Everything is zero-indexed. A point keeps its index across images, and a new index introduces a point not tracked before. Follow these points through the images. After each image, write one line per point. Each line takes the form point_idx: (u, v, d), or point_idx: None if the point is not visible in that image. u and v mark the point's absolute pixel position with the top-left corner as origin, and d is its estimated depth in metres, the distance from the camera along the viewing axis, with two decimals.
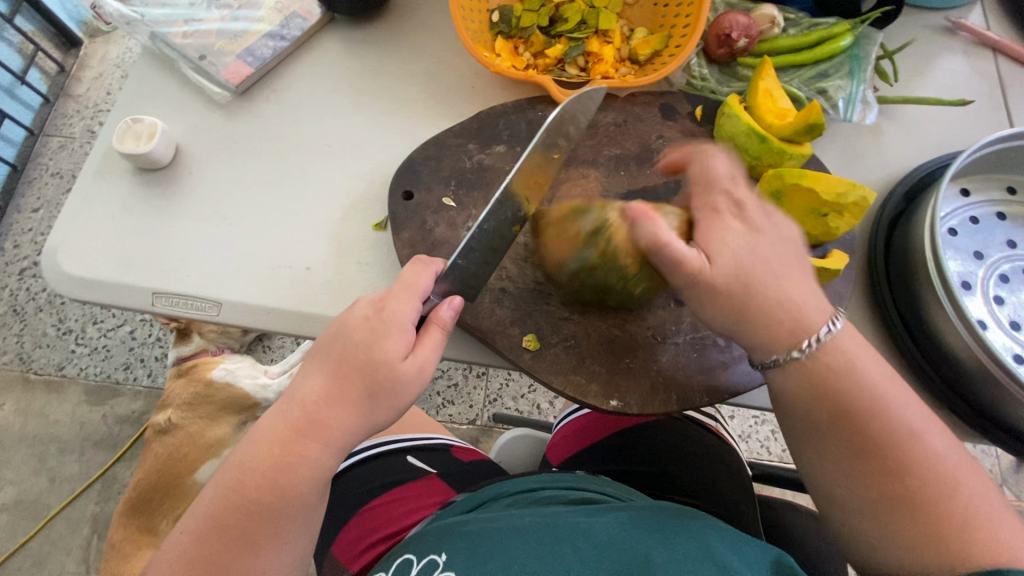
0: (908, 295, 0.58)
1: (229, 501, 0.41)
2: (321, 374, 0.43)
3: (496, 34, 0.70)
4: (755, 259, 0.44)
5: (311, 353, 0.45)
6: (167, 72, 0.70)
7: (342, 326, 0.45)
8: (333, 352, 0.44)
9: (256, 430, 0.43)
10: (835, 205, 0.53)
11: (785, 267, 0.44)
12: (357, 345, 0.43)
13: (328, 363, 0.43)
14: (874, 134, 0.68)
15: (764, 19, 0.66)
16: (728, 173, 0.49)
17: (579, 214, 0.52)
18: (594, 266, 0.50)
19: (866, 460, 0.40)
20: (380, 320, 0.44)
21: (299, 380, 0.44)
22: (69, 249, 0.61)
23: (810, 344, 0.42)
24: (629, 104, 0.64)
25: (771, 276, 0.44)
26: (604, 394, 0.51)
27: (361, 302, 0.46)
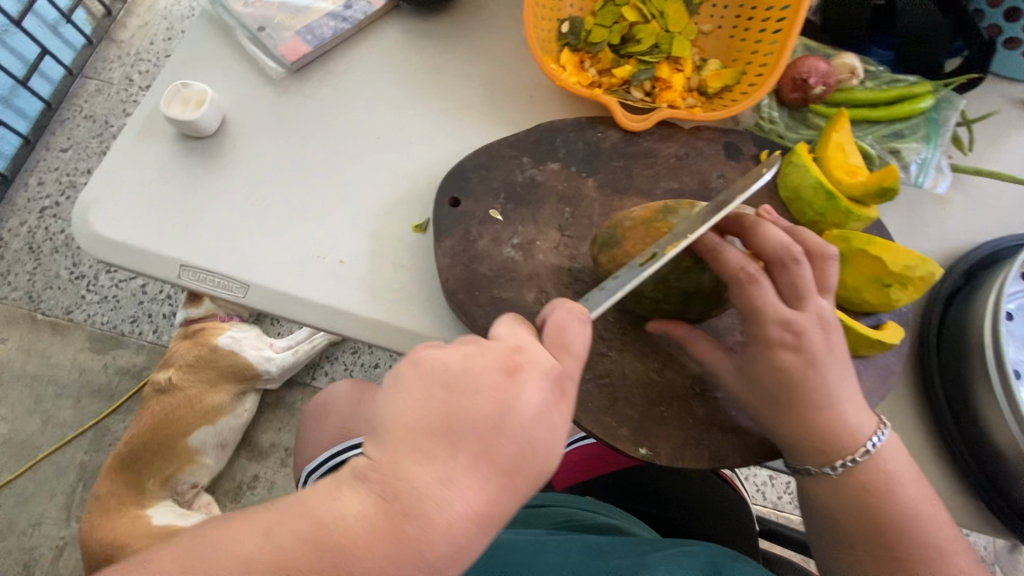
0: (956, 378, 0.56)
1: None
2: (482, 484, 0.28)
3: (563, 45, 0.67)
4: (762, 380, 0.40)
5: (448, 441, 0.28)
6: (222, 37, 0.67)
7: (507, 408, 0.29)
8: (501, 458, 0.28)
9: (342, 533, 0.27)
10: (900, 277, 0.50)
11: (813, 378, 0.39)
12: (539, 452, 0.29)
13: (487, 471, 0.28)
14: (939, 204, 0.65)
15: (844, 69, 0.64)
16: (741, 275, 0.39)
17: (668, 213, 0.44)
18: (687, 270, 0.43)
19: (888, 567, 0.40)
20: (566, 416, 0.31)
21: (432, 484, 0.28)
22: (101, 207, 0.59)
23: (842, 463, 0.40)
24: (693, 137, 0.62)
25: (839, 377, 0.39)
26: (633, 440, 0.48)
27: (521, 387, 0.30)
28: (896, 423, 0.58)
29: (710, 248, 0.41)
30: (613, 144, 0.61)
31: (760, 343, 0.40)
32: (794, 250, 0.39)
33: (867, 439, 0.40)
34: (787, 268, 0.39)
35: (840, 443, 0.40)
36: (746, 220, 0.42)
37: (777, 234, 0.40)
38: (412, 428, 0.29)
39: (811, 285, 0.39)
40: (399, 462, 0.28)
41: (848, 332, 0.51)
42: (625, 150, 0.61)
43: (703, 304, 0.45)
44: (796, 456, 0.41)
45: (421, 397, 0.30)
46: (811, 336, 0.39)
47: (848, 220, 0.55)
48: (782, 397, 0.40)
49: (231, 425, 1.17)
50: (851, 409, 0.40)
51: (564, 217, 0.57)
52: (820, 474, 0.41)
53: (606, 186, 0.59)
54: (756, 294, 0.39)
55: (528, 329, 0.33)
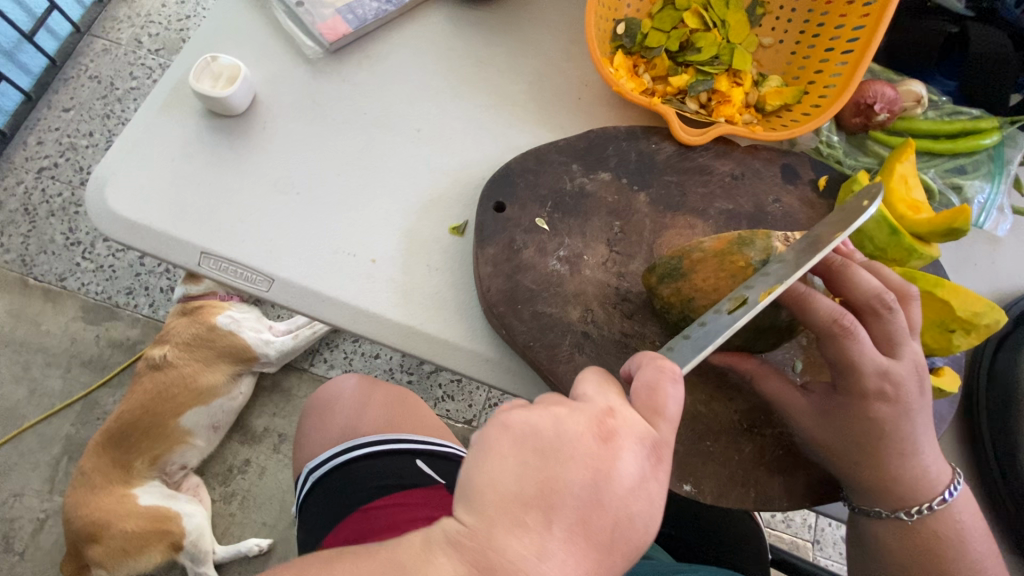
0: (1004, 429, 0.54)
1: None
2: (580, 558, 0.26)
3: (617, 47, 0.64)
4: (847, 430, 0.37)
5: (546, 513, 0.26)
6: (255, 9, 0.63)
7: (603, 477, 0.27)
8: (597, 531, 0.26)
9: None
10: (967, 323, 0.47)
11: (906, 429, 0.35)
12: (633, 527, 0.27)
13: (583, 547, 0.26)
14: (992, 243, 0.64)
15: (909, 96, 0.61)
16: (836, 327, 0.35)
17: (743, 244, 0.42)
18: (763, 304, 0.39)
19: None
20: (660, 486, 0.28)
21: (530, 557, 0.25)
22: (120, 185, 0.55)
23: (918, 509, 0.37)
24: (750, 156, 0.59)
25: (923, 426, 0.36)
26: (678, 475, 0.46)
27: (616, 457, 0.28)
28: None
29: (796, 297, 0.36)
30: (667, 157, 0.58)
31: (850, 391, 0.36)
32: (888, 298, 0.36)
33: (944, 487, 0.37)
34: (879, 316, 0.36)
35: (919, 490, 0.36)
36: (832, 262, 0.38)
37: (867, 278, 0.37)
38: (507, 495, 0.26)
39: (904, 333, 0.36)
40: (495, 534, 0.26)
41: None
42: (679, 164, 0.58)
43: (775, 337, 0.41)
44: (866, 498, 0.38)
45: (516, 463, 0.27)
46: (907, 387, 0.35)
47: (909, 257, 0.53)
48: (869, 450, 0.36)
49: (225, 408, 1.12)
50: (931, 455, 0.36)
51: (613, 231, 0.54)
52: (893, 518, 0.38)
53: (658, 202, 0.56)
54: (849, 347, 0.35)
55: (617, 388, 0.31)
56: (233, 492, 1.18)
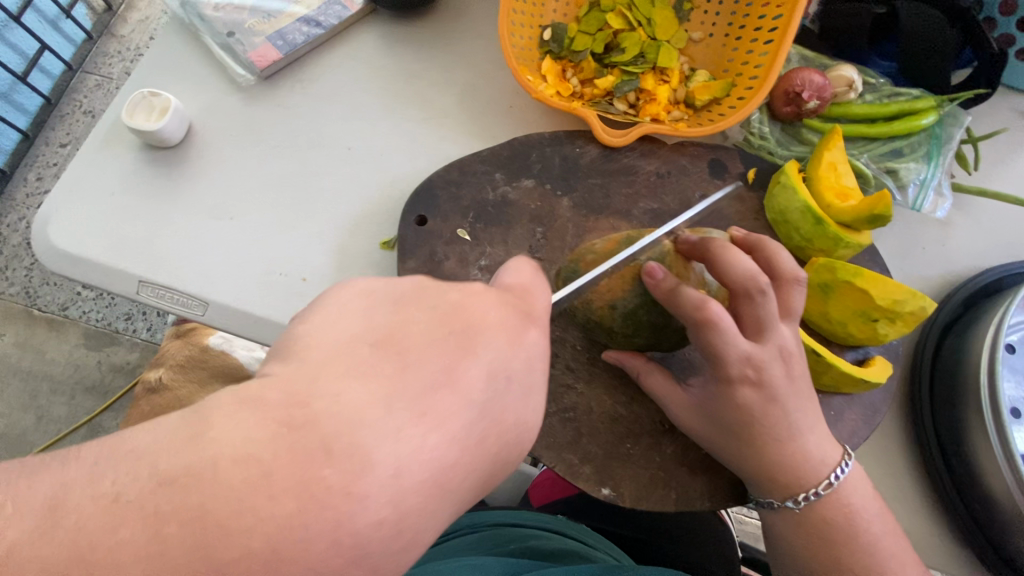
0: (950, 421, 0.52)
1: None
2: (441, 413, 0.23)
3: (545, 53, 0.64)
4: (723, 419, 0.39)
5: (399, 359, 0.23)
6: (191, 42, 0.65)
7: (469, 332, 0.25)
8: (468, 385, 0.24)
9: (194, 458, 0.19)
10: (889, 312, 0.47)
11: (775, 414, 0.37)
12: (512, 391, 0.25)
13: (451, 399, 0.23)
14: (941, 225, 0.62)
15: (841, 81, 0.60)
16: (698, 314, 0.36)
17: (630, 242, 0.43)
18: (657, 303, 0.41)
19: None
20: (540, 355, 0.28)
21: (373, 404, 0.22)
22: (61, 220, 0.57)
23: (805, 496, 0.37)
24: (676, 154, 0.59)
25: (795, 412, 0.37)
26: (597, 479, 0.46)
27: (486, 313, 0.27)
28: (880, 461, 0.54)
29: (665, 291, 0.38)
30: (592, 160, 0.58)
31: (720, 378, 0.38)
32: (762, 281, 0.36)
33: (831, 470, 0.38)
34: (753, 299, 0.36)
35: (804, 477, 0.37)
36: (712, 247, 0.39)
37: (743, 262, 0.37)
38: (350, 344, 0.24)
39: (775, 317, 0.36)
40: (320, 380, 0.22)
41: (831, 369, 0.47)
42: (603, 167, 0.58)
43: (676, 337, 0.43)
44: (758, 489, 0.39)
45: (357, 317, 0.25)
46: (771, 370, 0.36)
47: (836, 246, 0.52)
48: (743, 435, 0.38)
49: None
50: (812, 439, 0.38)
51: (535, 238, 0.55)
52: (783, 507, 0.39)
53: (582, 206, 0.56)
54: (712, 336, 0.36)
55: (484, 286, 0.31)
56: None
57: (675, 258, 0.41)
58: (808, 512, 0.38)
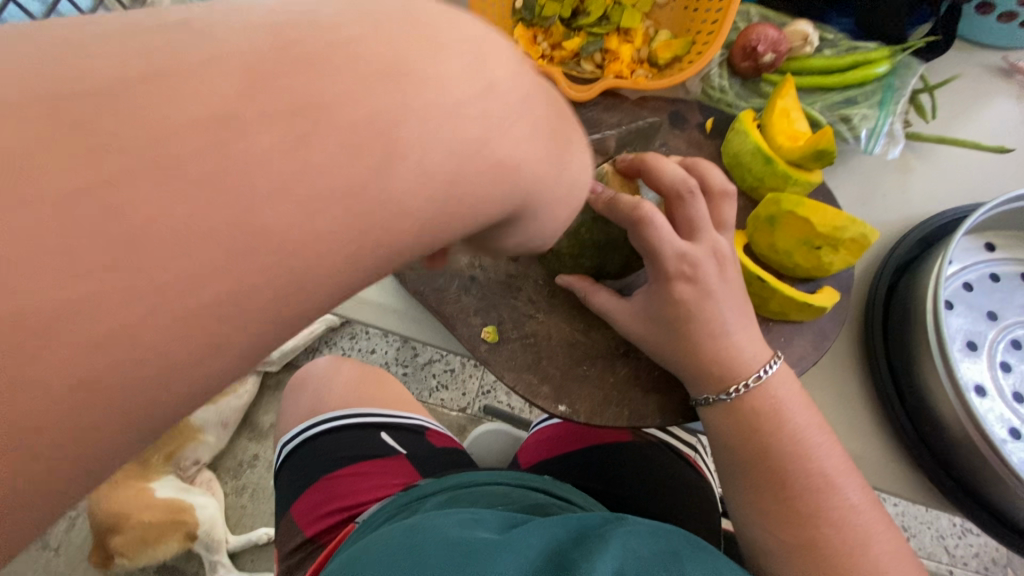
0: (901, 350, 0.54)
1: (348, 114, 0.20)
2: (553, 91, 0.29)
3: (517, 20, 0.68)
4: (659, 321, 0.43)
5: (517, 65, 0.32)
6: None
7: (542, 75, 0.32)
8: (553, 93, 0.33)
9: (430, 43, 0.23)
10: (830, 238, 0.49)
11: (709, 308, 0.41)
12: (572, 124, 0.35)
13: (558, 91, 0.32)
14: (901, 172, 0.64)
15: (796, 36, 0.63)
16: (635, 214, 0.40)
17: None
18: (595, 223, 0.46)
19: (774, 491, 0.40)
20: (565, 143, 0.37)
21: None
22: None
23: (736, 388, 0.42)
24: (637, 106, 0.62)
25: (730, 307, 0.42)
26: (554, 397, 0.49)
27: None
28: (837, 391, 0.56)
29: (604, 203, 0.42)
30: None
31: (660, 275, 0.41)
32: (690, 183, 0.41)
33: (760, 366, 0.42)
34: (684, 200, 0.41)
35: (735, 370, 0.42)
36: (645, 160, 0.43)
37: (672, 169, 0.41)
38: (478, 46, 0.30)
39: (706, 217, 0.41)
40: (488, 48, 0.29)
41: (775, 294, 0.50)
42: None
43: (619, 257, 0.48)
44: (694, 387, 0.44)
45: None
46: (705, 268, 0.41)
47: (786, 183, 0.55)
48: (680, 329, 0.42)
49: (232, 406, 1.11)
50: (742, 340, 0.42)
51: None
52: (717, 401, 0.43)
53: None
54: (650, 234, 0.40)
55: None
56: (244, 484, 1.16)
57: (614, 176, 0.45)
58: (738, 403, 0.42)
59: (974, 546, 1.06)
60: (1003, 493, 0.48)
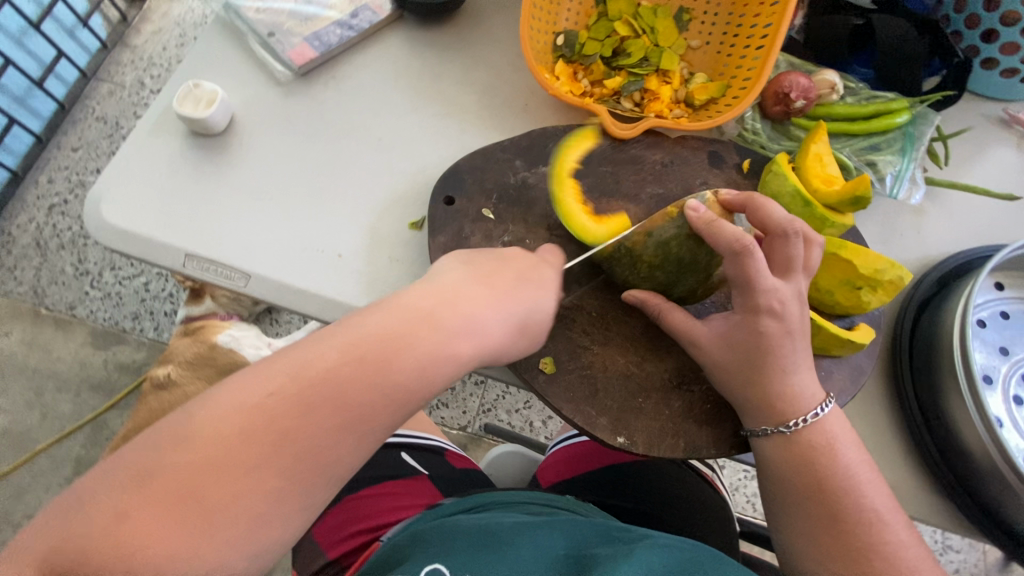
0: (928, 384, 0.57)
1: (360, 356, 0.40)
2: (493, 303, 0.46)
3: (558, 57, 0.70)
4: (736, 351, 0.46)
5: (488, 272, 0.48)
6: (233, 41, 0.71)
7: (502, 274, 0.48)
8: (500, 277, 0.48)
9: (406, 308, 0.43)
10: (870, 280, 0.53)
11: (775, 352, 0.44)
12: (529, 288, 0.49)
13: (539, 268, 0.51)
14: (917, 215, 0.68)
15: (825, 84, 0.67)
16: (738, 241, 0.45)
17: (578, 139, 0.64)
18: (689, 237, 0.50)
19: (836, 526, 0.42)
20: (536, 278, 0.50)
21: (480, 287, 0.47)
22: (112, 198, 0.62)
23: (795, 422, 0.44)
24: (678, 145, 0.65)
25: (804, 345, 0.45)
26: (612, 429, 0.51)
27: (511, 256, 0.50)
28: (867, 422, 0.60)
29: (709, 224, 0.48)
30: (602, 150, 0.64)
31: (749, 311, 0.45)
32: (796, 226, 0.46)
33: (816, 405, 0.45)
34: (789, 239, 0.46)
35: (796, 407, 0.44)
36: (758, 199, 0.49)
37: (782, 213, 0.47)
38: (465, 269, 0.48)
39: (801, 261, 0.46)
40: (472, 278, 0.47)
41: (820, 331, 0.52)
42: (614, 156, 0.64)
43: (695, 279, 0.52)
44: (753, 419, 0.46)
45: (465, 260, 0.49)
46: (790, 308, 0.45)
47: (823, 226, 0.58)
48: (756, 364, 0.45)
49: None
50: (802, 380, 0.45)
51: (553, 218, 0.60)
52: (775, 433, 0.45)
53: (594, 189, 0.62)
54: (751, 263, 0.45)
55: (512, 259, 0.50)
56: None
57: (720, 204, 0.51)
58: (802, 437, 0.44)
59: (957, 562, 1.10)
60: None
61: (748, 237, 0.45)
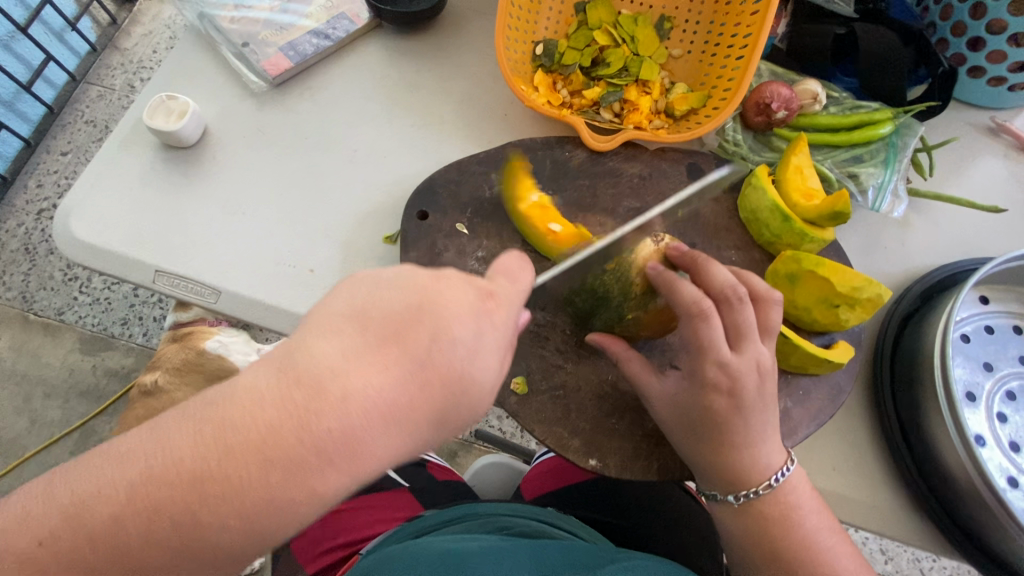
0: (908, 401, 0.56)
1: (192, 476, 0.29)
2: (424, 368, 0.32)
3: (537, 66, 0.69)
4: (690, 416, 0.44)
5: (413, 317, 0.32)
6: (208, 51, 0.70)
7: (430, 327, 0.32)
8: (417, 341, 0.32)
9: (250, 415, 0.29)
10: (848, 298, 0.52)
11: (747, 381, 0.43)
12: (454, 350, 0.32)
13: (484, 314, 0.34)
14: (901, 227, 0.67)
15: (806, 95, 0.66)
16: (696, 307, 0.43)
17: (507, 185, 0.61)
18: (605, 270, 0.50)
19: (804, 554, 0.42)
20: (488, 325, 0.34)
21: (394, 358, 0.31)
22: (81, 213, 0.61)
23: (745, 494, 0.43)
24: (657, 158, 0.64)
25: (762, 423, 0.43)
26: (584, 451, 0.50)
27: (446, 291, 0.34)
28: (847, 439, 0.59)
29: (661, 278, 0.46)
30: (580, 163, 0.63)
31: (699, 381, 0.43)
32: (740, 291, 0.44)
33: (772, 473, 0.43)
34: (733, 306, 0.44)
35: (751, 478, 0.43)
36: (699, 259, 0.47)
37: (726, 276, 0.45)
38: (376, 310, 0.33)
39: (752, 327, 0.43)
40: (390, 333, 0.32)
41: (797, 351, 0.52)
42: (591, 169, 0.63)
43: (608, 314, 0.51)
44: (706, 482, 0.46)
45: (376, 293, 0.33)
46: (747, 381, 0.42)
47: (802, 241, 0.57)
48: (714, 435, 0.43)
49: None
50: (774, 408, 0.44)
51: None
52: (724, 501, 0.45)
53: (571, 204, 0.61)
54: (698, 330, 0.43)
55: (455, 293, 0.34)
56: None
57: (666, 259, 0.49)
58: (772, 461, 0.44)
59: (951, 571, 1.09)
60: (1006, 544, 0.51)
61: (696, 300, 0.43)
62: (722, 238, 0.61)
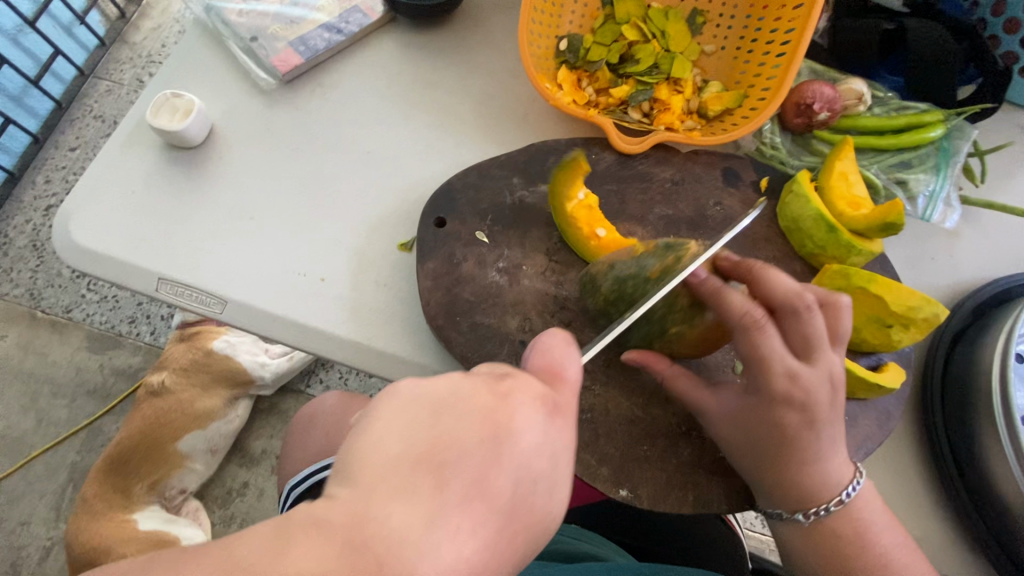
0: (961, 428, 0.52)
1: None
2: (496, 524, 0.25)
3: (561, 63, 0.65)
4: (750, 432, 0.42)
5: (471, 460, 0.25)
6: (215, 45, 0.66)
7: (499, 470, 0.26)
8: (495, 496, 0.25)
9: None
10: (903, 317, 0.48)
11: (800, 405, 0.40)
12: (534, 492, 0.27)
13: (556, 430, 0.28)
14: (949, 237, 0.63)
15: (850, 94, 0.61)
16: (747, 317, 0.41)
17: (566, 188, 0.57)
18: (647, 279, 0.47)
19: None
20: (560, 445, 0.28)
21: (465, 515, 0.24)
22: (82, 216, 0.58)
23: (816, 511, 0.42)
24: (689, 161, 0.60)
25: (834, 439, 0.41)
26: (614, 480, 0.46)
27: (512, 415, 0.27)
28: (892, 466, 0.55)
29: (712, 290, 0.43)
30: (607, 166, 0.59)
31: (765, 396, 0.41)
32: (806, 298, 0.41)
33: (843, 489, 0.41)
34: (800, 315, 0.41)
35: (819, 494, 0.41)
36: (753, 268, 0.44)
37: (789, 283, 0.42)
38: (428, 448, 0.25)
39: (822, 336, 0.41)
40: (454, 483, 0.25)
41: (846, 374, 0.48)
42: (619, 174, 0.59)
43: (646, 328, 0.47)
44: (769, 501, 0.43)
45: (409, 421, 0.26)
46: (819, 396, 0.40)
47: (849, 254, 0.53)
48: (777, 452, 0.41)
49: (223, 431, 1.01)
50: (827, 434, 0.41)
51: (553, 241, 0.55)
52: (791, 519, 0.43)
53: (598, 210, 0.57)
54: (760, 341, 0.41)
55: (526, 415, 0.27)
56: (233, 514, 1.07)
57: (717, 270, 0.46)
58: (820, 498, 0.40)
59: None
60: None
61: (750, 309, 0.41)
62: (760, 249, 0.57)
